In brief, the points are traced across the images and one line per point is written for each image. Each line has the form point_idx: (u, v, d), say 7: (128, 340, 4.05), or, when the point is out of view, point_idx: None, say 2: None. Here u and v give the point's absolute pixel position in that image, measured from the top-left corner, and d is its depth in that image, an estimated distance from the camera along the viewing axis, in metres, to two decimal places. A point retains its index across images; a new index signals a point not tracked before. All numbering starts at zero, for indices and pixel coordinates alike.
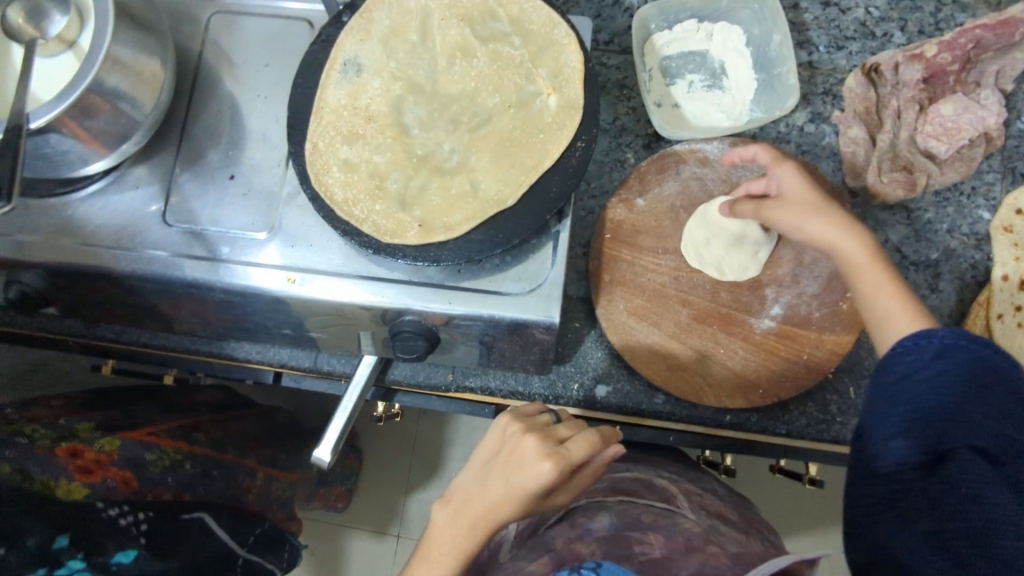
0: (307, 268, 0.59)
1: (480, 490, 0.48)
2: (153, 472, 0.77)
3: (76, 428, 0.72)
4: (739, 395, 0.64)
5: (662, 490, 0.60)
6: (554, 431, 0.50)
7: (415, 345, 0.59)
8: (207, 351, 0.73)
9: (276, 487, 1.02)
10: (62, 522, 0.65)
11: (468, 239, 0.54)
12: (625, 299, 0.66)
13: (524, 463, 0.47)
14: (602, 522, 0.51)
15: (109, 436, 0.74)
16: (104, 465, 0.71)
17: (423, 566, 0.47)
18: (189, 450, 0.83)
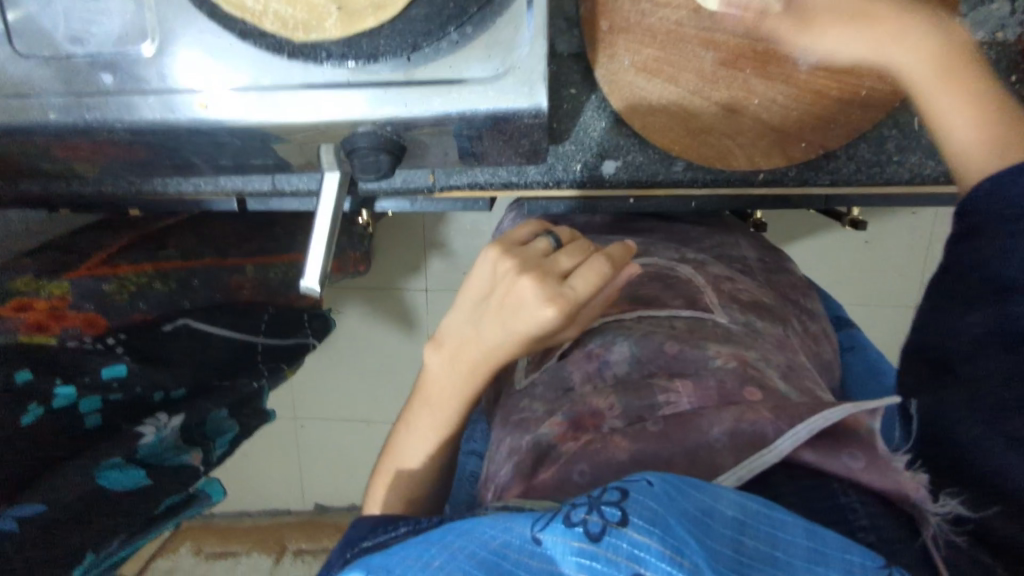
0: (217, 87, 0.46)
1: (473, 336, 0.50)
2: (117, 304, 0.74)
3: (10, 283, 0.66)
4: (777, 153, 0.53)
5: (686, 288, 0.55)
6: (554, 265, 0.48)
7: (377, 162, 0.46)
8: (147, 189, 0.63)
9: (274, 274, 0.97)
10: (26, 359, 0.63)
11: (408, 16, 0.43)
12: (630, 52, 0.51)
13: (523, 305, 0.46)
14: (622, 352, 0.47)
15: (56, 281, 0.70)
16: (61, 315, 0.69)
17: (426, 407, 0.53)
18: (155, 271, 0.80)
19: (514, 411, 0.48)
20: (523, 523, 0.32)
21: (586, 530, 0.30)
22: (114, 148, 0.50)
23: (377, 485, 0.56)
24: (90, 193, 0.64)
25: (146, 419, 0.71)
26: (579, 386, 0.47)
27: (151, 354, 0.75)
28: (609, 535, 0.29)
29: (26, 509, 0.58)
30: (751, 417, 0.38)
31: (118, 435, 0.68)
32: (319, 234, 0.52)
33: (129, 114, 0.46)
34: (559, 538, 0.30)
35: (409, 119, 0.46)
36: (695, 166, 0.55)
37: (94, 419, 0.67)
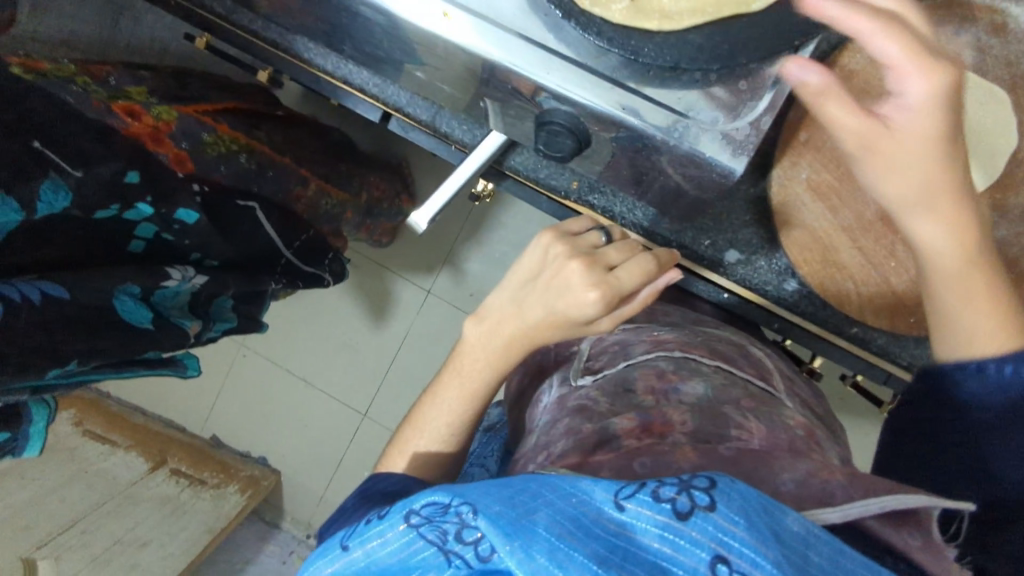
0: (470, 6, 0.46)
1: (514, 312, 0.53)
2: (209, 156, 0.69)
3: (127, 91, 0.64)
4: (884, 316, 0.55)
5: (757, 363, 0.64)
6: (605, 256, 0.51)
7: (562, 142, 0.50)
8: (317, 64, 0.64)
9: (328, 203, 0.97)
10: (133, 155, 0.59)
11: (685, 39, 0.44)
12: (812, 168, 0.53)
13: (570, 287, 0.49)
14: (694, 388, 0.53)
15: (165, 106, 0.65)
16: (159, 140, 0.63)
17: (456, 376, 0.56)
18: (244, 144, 0.76)
19: (571, 399, 0.56)
20: (606, 489, 0.33)
21: (675, 507, 0.31)
22: (339, 10, 0.52)
23: (397, 453, 0.57)
24: (255, 38, 0.64)
25: (172, 269, 0.67)
26: (641, 392, 0.54)
27: (219, 215, 0.72)
28: (696, 515, 0.30)
29: (50, 288, 0.56)
30: (822, 477, 0.40)
31: (160, 272, 0.65)
32: (448, 186, 0.56)
33: None
34: (645, 510, 0.31)
35: (615, 119, 0.46)
36: (806, 291, 0.58)
37: (139, 245, 0.64)
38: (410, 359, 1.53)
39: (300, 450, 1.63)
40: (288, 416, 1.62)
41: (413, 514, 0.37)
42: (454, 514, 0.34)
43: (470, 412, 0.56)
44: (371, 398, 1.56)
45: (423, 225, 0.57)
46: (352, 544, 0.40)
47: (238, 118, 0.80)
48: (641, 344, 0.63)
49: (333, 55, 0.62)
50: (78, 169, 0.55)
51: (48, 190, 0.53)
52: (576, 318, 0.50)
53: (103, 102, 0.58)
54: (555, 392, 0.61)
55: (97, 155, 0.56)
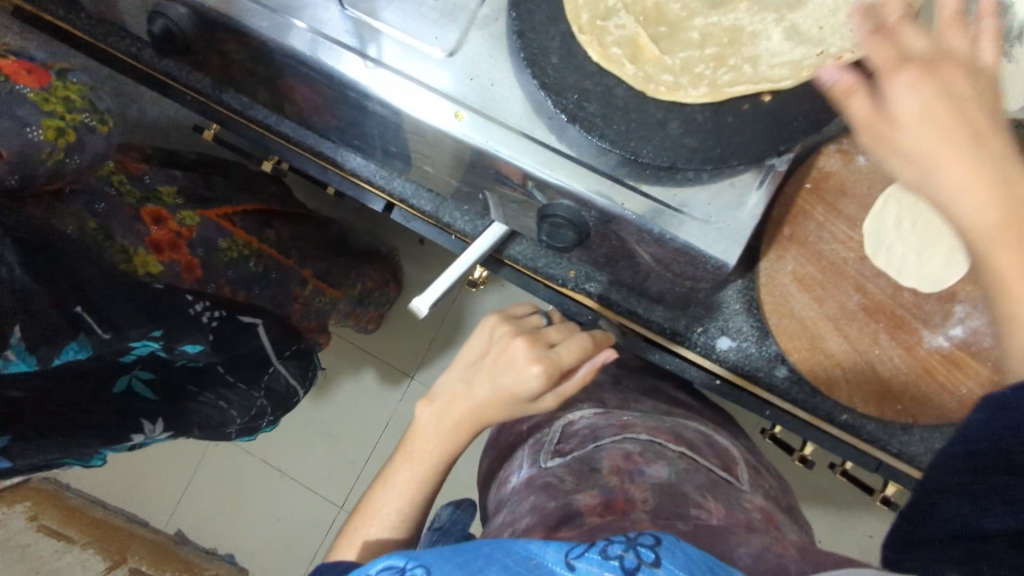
0: (482, 109, 0.51)
1: (466, 392, 0.55)
2: (220, 265, 0.69)
3: (161, 191, 0.67)
4: (872, 402, 0.57)
5: (722, 453, 0.66)
6: (544, 335, 0.55)
7: (564, 234, 0.53)
8: (327, 156, 0.67)
9: (320, 301, 0.97)
10: (159, 314, 0.63)
11: (680, 141, 0.47)
12: (797, 261, 0.57)
13: (514, 365, 0.53)
14: (658, 470, 0.55)
15: (191, 210, 0.67)
16: (178, 246, 0.65)
17: (408, 460, 0.55)
18: (257, 249, 0.75)
19: (537, 477, 0.58)
20: (555, 549, 0.36)
21: (622, 563, 0.35)
22: (356, 108, 0.55)
23: (347, 543, 0.54)
24: (267, 131, 0.68)
25: (144, 423, 0.70)
26: (604, 472, 0.56)
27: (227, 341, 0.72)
28: (642, 570, 0.34)
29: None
30: (776, 552, 0.46)
31: (139, 411, 0.69)
32: (449, 273, 0.58)
33: (391, 96, 0.50)
34: (593, 568, 0.35)
35: (617, 215, 0.50)
36: (796, 378, 0.60)
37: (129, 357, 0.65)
38: (390, 449, 1.49)
39: (268, 547, 1.55)
40: (258, 510, 1.56)
41: None
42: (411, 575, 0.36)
43: (424, 498, 0.54)
44: (349, 489, 1.51)
45: (423, 310, 0.58)
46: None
47: (254, 219, 0.80)
48: (609, 426, 0.64)
49: (349, 150, 0.66)
50: (108, 332, 0.59)
51: (74, 349, 0.57)
52: (522, 395, 0.52)
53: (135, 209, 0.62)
54: (524, 472, 0.61)
55: (130, 317, 0.60)
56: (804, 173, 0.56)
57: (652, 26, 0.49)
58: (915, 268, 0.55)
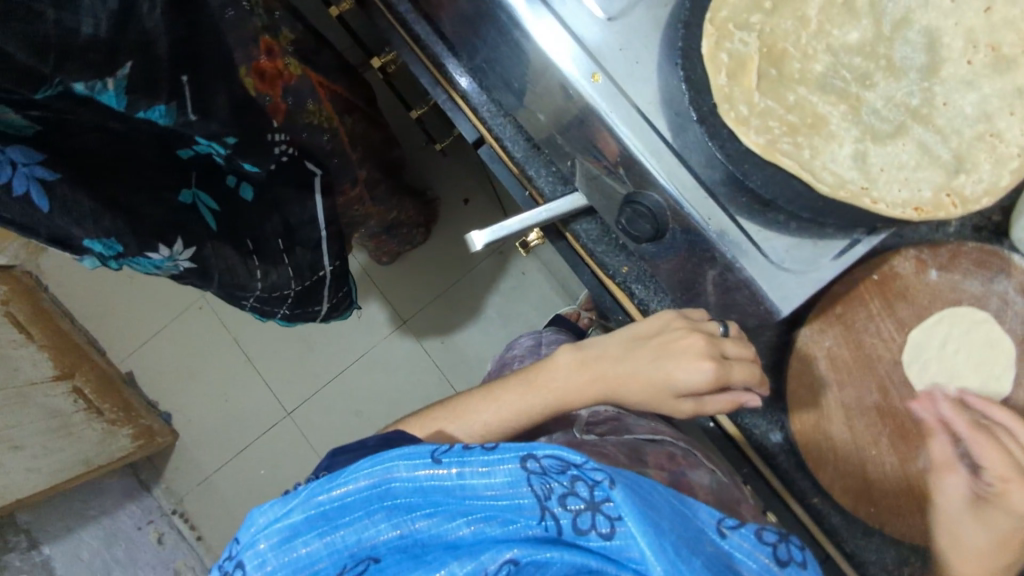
0: (620, 85, 0.52)
1: (619, 357, 0.54)
2: (301, 122, 0.73)
3: (279, 31, 0.68)
4: (852, 498, 0.58)
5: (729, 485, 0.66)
6: (721, 343, 0.50)
7: (642, 226, 0.54)
8: (444, 72, 0.69)
9: (356, 209, 1.00)
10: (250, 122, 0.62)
11: (786, 181, 0.48)
12: (836, 341, 0.58)
13: (686, 356, 0.50)
14: (702, 478, 0.57)
15: (297, 62, 0.71)
16: (276, 83, 0.67)
17: (523, 388, 0.56)
18: (332, 127, 0.80)
19: (588, 443, 0.59)
20: (710, 514, 0.43)
21: (776, 553, 0.41)
22: (501, 32, 0.56)
23: (419, 422, 0.58)
24: (399, 26, 0.69)
25: (175, 240, 0.64)
26: (651, 465, 0.58)
27: (284, 177, 0.74)
28: (791, 565, 0.41)
29: (36, 196, 0.51)
30: None
31: (186, 226, 0.65)
32: (524, 218, 0.59)
33: (545, 41, 0.53)
34: (745, 543, 0.42)
35: (700, 227, 0.52)
36: (789, 448, 0.61)
37: (186, 155, 0.66)
38: (361, 379, 1.51)
39: (208, 422, 1.56)
40: (217, 383, 1.56)
41: (537, 460, 0.44)
42: (590, 477, 0.43)
43: (509, 431, 0.56)
44: (303, 400, 1.52)
45: (478, 244, 0.61)
46: (447, 458, 0.46)
47: (338, 103, 0.83)
48: (641, 424, 0.66)
49: (466, 74, 0.68)
50: (196, 117, 0.55)
51: (159, 113, 0.53)
52: (678, 389, 0.50)
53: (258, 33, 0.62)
54: (562, 434, 0.62)
55: (221, 113, 0.57)
56: (875, 266, 0.58)
57: (767, 63, 0.49)
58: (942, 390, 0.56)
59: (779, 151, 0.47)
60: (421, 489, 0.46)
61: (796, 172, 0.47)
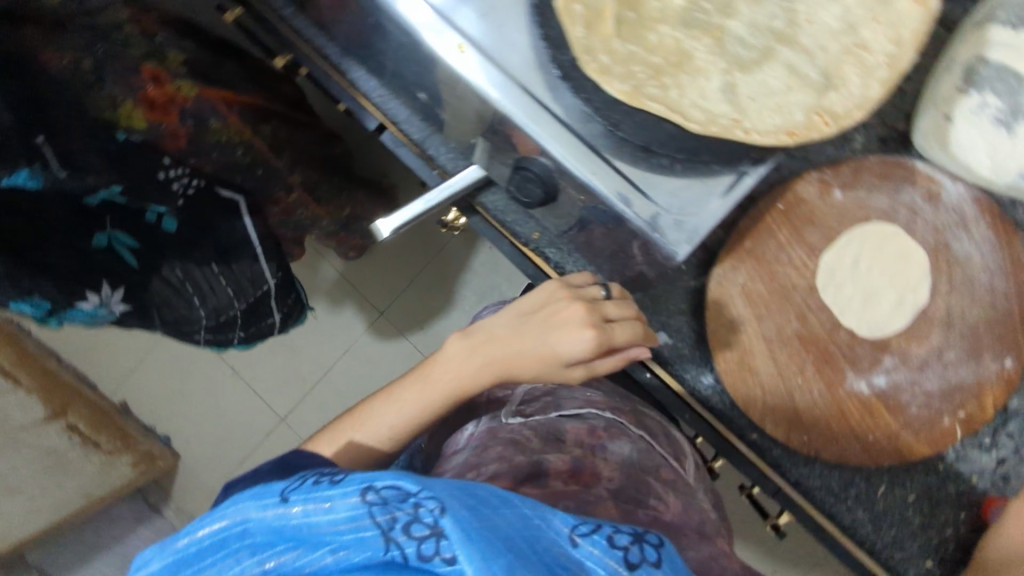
0: (485, 46, 0.49)
1: (507, 336, 0.56)
2: (208, 142, 0.71)
3: (165, 55, 0.65)
4: (783, 428, 0.58)
5: (677, 446, 0.66)
6: (603, 308, 0.54)
7: (532, 189, 0.54)
8: (333, 63, 0.68)
9: (302, 211, 1.00)
10: (125, 168, 0.62)
11: (659, 125, 0.47)
12: (748, 275, 0.58)
13: (568, 326, 0.54)
14: (621, 449, 0.58)
15: (190, 82, 0.67)
16: (168, 109, 0.65)
17: (420, 384, 0.56)
18: (246, 139, 0.77)
19: (504, 429, 0.58)
20: (563, 519, 0.35)
21: (625, 556, 0.34)
22: (365, 15, 0.55)
23: (328, 437, 0.56)
24: (283, 24, 0.68)
25: (102, 284, 0.67)
26: (568, 442, 0.57)
27: (199, 214, 0.75)
28: (643, 567, 0.34)
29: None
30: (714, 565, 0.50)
31: (107, 269, 0.67)
32: (425, 198, 0.58)
33: (404, 7, 0.50)
34: (596, 550, 0.34)
35: (585, 183, 0.49)
36: (719, 389, 0.62)
37: (95, 201, 0.62)
38: (346, 375, 1.52)
39: (206, 445, 1.58)
40: (207, 405, 1.58)
41: (372, 491, 0.35)
42: (415, 505, 0.33)
43: (421, 423, 0.56)
44: (294, 404, 1.54)
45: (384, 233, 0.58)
46: (294, 497, 0.36)
47: (252, 112, 0.81)
48: (573, 399, 0.66)
49: (354, 62, 0.67)
50: (64, 170, 0.55)
51: (25, 176, 0.52)
52: (565, 356, 0.54)
53: (137, 60, 0.61)
54: (487, 422, 0.61)
55: (91, 164, 0.58)
56: (779, 194, 0.57)
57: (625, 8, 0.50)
58: (860, 309, 0.57)
59: (646, 96, 0.46)
60: (265, 536, 0.36)
61: (664, 114, 0.46)
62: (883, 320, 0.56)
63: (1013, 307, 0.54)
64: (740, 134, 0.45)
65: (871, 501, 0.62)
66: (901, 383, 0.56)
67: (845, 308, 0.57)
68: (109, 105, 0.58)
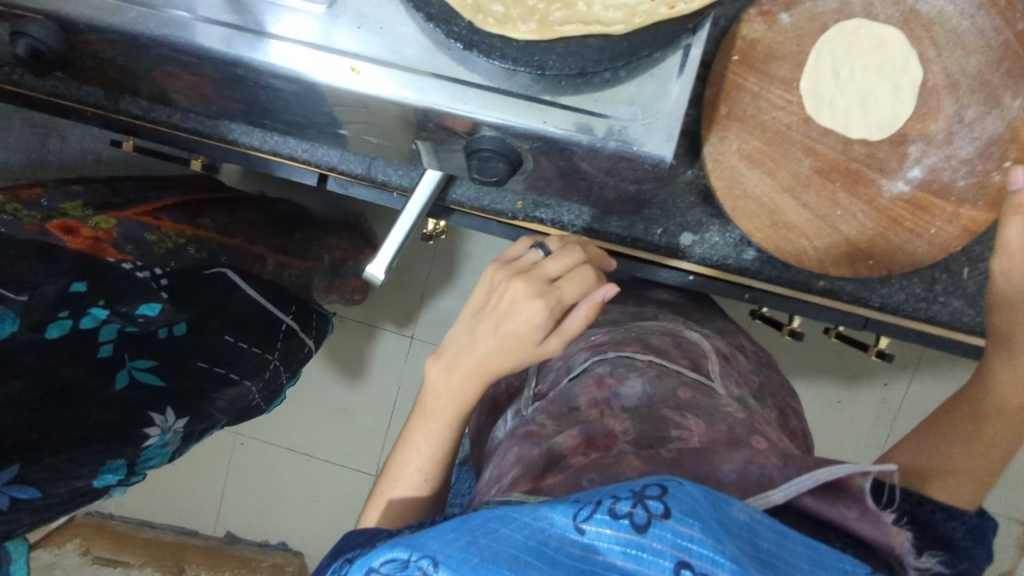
0: (376, 58, 0.48)
1: (469, 343, 0.49)
2: (159, 255, 0.65)
3: (62, 208, 0.61)
4: (844, 264, 0.56)
5: (693, 349, 0.59)
6: (542, 270, 0.48)
7: (495, 167, 0.49)
8: (248, 144, 0.64)
9: (289, 275, 0.90)
10: (76, 267, 0.56)
11: (584, 44, 0.44)
12: (739, 138, 0.54)
13: (514, 309, 0.46)
14: (635, 387, 0.50)
15: (103, 216, 0.63)
16: (103, 249, 0.60)
17: (423, 421, 0.51)
18: (192, 236, 0.73)
19: (517, 427, 0.51)
20: (565, 512, 0.32)
21: (632, 522, 0.30)
22: (245, 84, 0.52)
23: (372, 505, 0.52)
24: (177, 131, 0.65)
25: (165, 409, 0.62)
26: (585, 409, 0.50)
27: (192, 299, 0.67)
28: (654, 525, 0.30)
29: (18, 493, 0.51)
30: (760, 462, 0.40)
31: (156, 400, 0.61)
32: (399, 228, 0.54)
33: (279, 59, 0.47)
34: (606, 530, 0.31)
35: (539, 133, 0.47)
36: (765, 257, 0.59)
37: (106, 349, 0.57)
38: (404, 406, 1.37)
39: (324, 531, 1.48)
40: (299, 497, 1.47)
41: (377, 573, 0.32)
42: (414, 570, 0.31)
43: (446, 456, 0.52)
44: (377, 455, 1.41)
45: (382, 276, 0.52)
46: None
47: (185, 213, 0.77)
48: (581, 353, 0.60)
49: (260, 133, 0.63)
50: (23, 294, 0.51)
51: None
52: (531, 336, 0.47)
53: (37, 226, 0.55)
54: (509, 424, 0.56)
55: (35, 272, 0.53)
56: (729, 46, 0.53)
57: None
58: (860, 118, 0.53)
59: (554, 22, 0.44)
60: None
61: (584, 31, 0.44)
62: (890, 113, 0.53)
63: (1008, 36, 0.50)
64: (658, 14, 0.43)
65: (962, 289, 0.59)
66: (938, 165, 0.53)
67: (850, 121, 0.53)
68: (41, 241, 0.54)
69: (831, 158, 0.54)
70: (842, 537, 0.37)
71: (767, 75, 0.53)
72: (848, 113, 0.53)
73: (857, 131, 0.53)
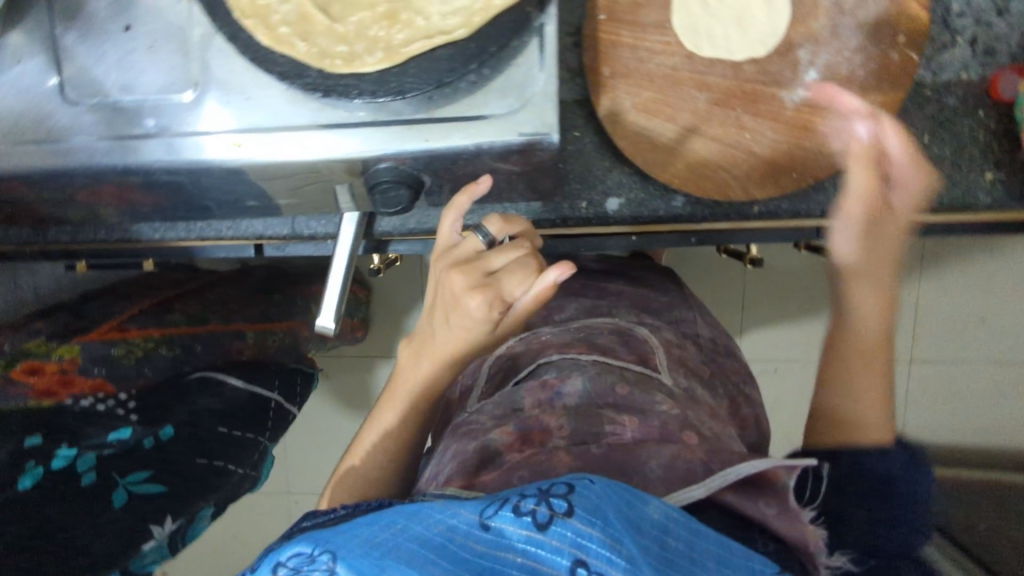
0: (254, 128, 0.48)
1: (431, 334, 0.50)
2: (127, 367, 0.69)
3: (26, 347, 0.66)
4: (769, 184, 0.55)
5: (638, 343, 0.62)
6: (483, 262, 0.46)
7: (397, 196, 0.49)
8: (185, 235, 0.65)
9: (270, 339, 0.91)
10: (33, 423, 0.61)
11: (433, 58, 0.45)
12: (630, 94, 0.54)
13: (455, 303, 0.46)
14: (575, 386, 0.52)
15: (67, 344, 0.67)
16: (70, 380, 0.65)
17: (389, 403, 0.53)
18: (163, 335, 0.75)
19: (461, 424, 0.54)
20: (473, 509, 0.34)
21: (535, 519, 0.32)
22: (146, 187, 0.53)
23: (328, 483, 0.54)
24: (110, 243, 0.67)
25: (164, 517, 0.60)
26: (529, 408, 0.52)
27: (159, 409, 0.69)
28: (554, 523, 0.32)
29: None
30: (686, 457, 0.43)
31: (151, 507, 0.60)
32: (335, 275, 0.55)
33: (163, 155, 0.48)
34: (510, 526, 0.32)
35: (429, 152, 0.47)
36: (694, 199, 0.59)
37: (89, 476, 0.60)
38: None
39: None
40: None
41: (283, 566, 0.32)
42: (319, 564, 0.31)
43: (405, 440, 0.53)
44: None
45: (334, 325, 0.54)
46: None
47: (152, 312, 0.79)
48: (525, 349, 0.63)
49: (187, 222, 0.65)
50: None
51: None
52: (475, 328, 0.47)
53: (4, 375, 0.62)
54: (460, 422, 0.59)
55: None
56: (593, 7, 0.53)
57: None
58: (741, 38, 0.52)
59: (400, 45, 0.45)
60: None
61: (428, 44, 0.45)
62: (768, 23, 0.52)
63: None
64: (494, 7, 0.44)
65: None
66: (833, 61, 0.52)
67: (732, 44, 0.52)
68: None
69: (725, 86, 0.53)
70: (765, 533, 0.40)
71: (640, 23, 0.53)
72: (727, 37, 0.52)
73: (743, 52, 0.52)
